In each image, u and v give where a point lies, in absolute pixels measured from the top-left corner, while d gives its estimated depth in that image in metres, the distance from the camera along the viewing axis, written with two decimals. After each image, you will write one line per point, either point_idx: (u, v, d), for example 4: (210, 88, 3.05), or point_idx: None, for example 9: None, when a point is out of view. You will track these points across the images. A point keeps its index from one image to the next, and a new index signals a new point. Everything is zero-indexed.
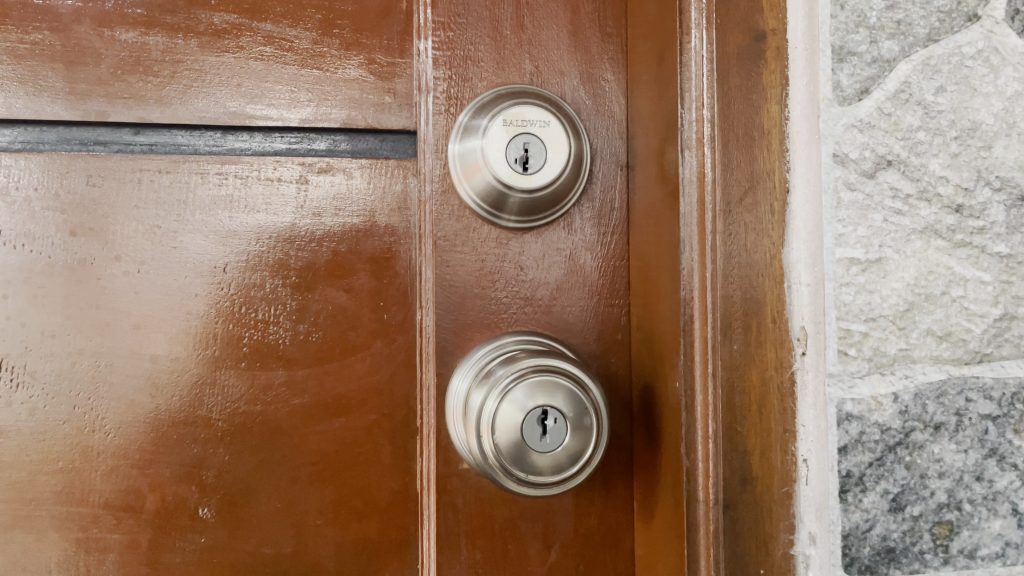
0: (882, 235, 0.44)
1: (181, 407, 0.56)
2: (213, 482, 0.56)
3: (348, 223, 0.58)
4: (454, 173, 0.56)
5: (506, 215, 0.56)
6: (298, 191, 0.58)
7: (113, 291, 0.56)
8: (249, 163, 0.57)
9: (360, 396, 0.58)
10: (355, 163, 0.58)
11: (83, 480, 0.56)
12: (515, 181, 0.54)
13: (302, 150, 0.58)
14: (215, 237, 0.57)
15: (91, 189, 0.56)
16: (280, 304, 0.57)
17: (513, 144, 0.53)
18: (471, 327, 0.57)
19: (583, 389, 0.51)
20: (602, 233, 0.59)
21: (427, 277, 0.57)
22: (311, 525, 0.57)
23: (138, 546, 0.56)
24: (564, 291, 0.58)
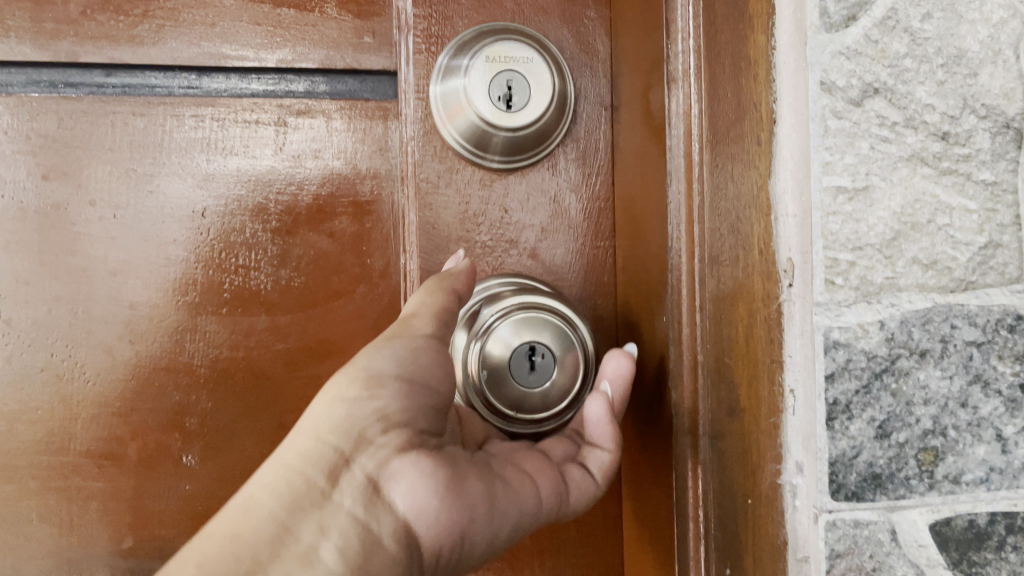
0: (869, 163, 0.44)
1: (162, 354, 0.55)
2: (197, 429, 0.56)
3: (329, 167, 0.57)
4: (436, 114, 0.55)
5: (490, 156, 0.55)
6: (277, 134, 0.57)
7: (89, 237, 0.55)
8: (225, 105, 0.56)
9: (345, 342, 0.58)
10: (335, 105, 0.57)
11: (64, 428, 0.55)
12: (497, 120, 0.53)
13: (280, 92, 0.57)
14: (192, 181, 0.56)
15: (63, 132, 0.54)
16: (261, 249, 0.56)
17: (495, 82, 0.53)
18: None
19: (568, 323, 0.51)
20: (587, 174, 0.59)
21: (411, 219, 0.56)
22: None
23: (121, 494, 0.55)
24: (549, 233, 0.58)
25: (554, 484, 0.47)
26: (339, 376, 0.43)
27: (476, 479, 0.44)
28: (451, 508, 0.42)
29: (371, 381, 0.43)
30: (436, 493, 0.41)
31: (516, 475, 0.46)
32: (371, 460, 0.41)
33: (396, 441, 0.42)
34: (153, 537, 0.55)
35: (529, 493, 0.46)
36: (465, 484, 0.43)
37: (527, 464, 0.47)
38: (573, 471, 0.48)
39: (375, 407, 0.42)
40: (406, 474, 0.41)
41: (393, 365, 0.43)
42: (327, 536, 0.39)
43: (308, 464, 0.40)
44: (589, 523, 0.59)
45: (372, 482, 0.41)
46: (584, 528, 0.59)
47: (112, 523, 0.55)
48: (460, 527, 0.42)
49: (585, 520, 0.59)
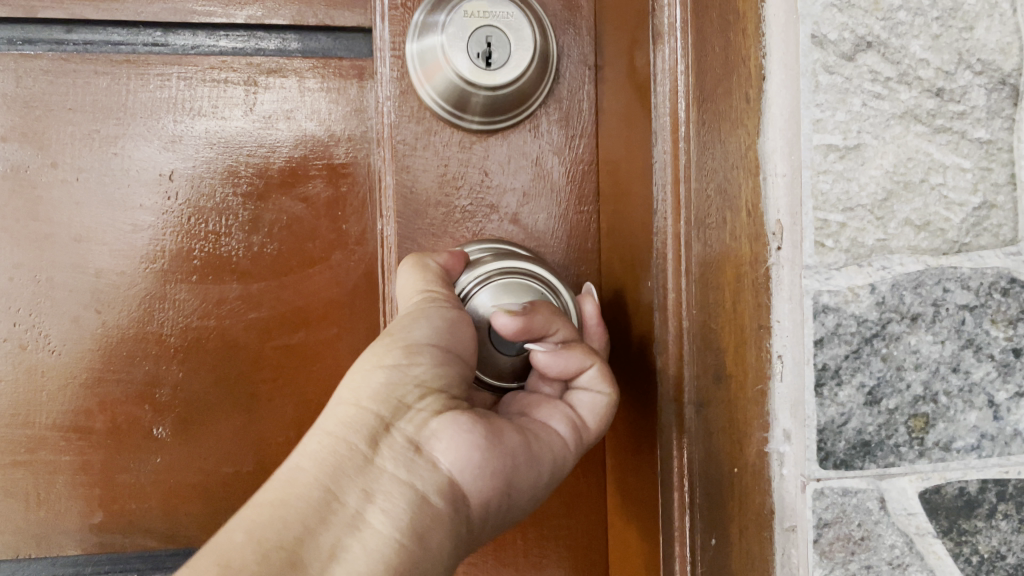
0: (860, 120, 0.42)
1: (130, 323, 0.53)
2: (168, 401, 0.54)
3: (302, 128, 0.55)
4: (413, 72, 0.53)
5: (470, 117, 0.53)
6: (247, 94, 0.54)
7: (51, 203, 0.52)
8: (193, 63, 0.54)
9: (320, 311, 0.56)
10: (307, 64, 0.55)
11: (29, 400, 0.53)
12: (476, 78, 0.51)
13: (250, 50, 0.55)
14: (158, 143, 0.53)
15: (22, 91, 0.52)
16: (232, 215, 0.54)
17: (473, 38, 0.50)
18: (433, 236, 0.55)
19: (547, 280, 0.50)
20: (570, 136, 0.57)
21: (388, 183, 0.54)
22: (273, 444, 0.55)
23: (90, 468, 0.54)
24: (531, 198, 0.56)
25: (568, 419, 0.47)
26: (375, 346, 0.43)
27: (510, 428, 0.44)
28: (494, 460, 0.42)
29: (409, 350, 0.43)
30: (477, 446, 0.42)
31: (535, 424, 0.47)
32: (411, 425, 0.41)
33: (434, 406, 0.42)
34: (125, 511, 0.54)
35: (551, 441, 0.46)
36: (501, 435, 0.43)
37: (539, 412, 0.48)
38: (579, 398, 0.48)
39: (414, 374, 0.42)
40: (446, 432, 0.41)
41: (428, 334, 0.43)
42: (376, 501, 0.39)
43: (350, 432, 0.40)
44: (572, 495, 0.58)
45: (413, 446, 0.41)
46: (566, 499, 0.58)
47: (81, 498, 0.54)
48: (501, 479, 0.42)
49: (567, 492, 0.57)
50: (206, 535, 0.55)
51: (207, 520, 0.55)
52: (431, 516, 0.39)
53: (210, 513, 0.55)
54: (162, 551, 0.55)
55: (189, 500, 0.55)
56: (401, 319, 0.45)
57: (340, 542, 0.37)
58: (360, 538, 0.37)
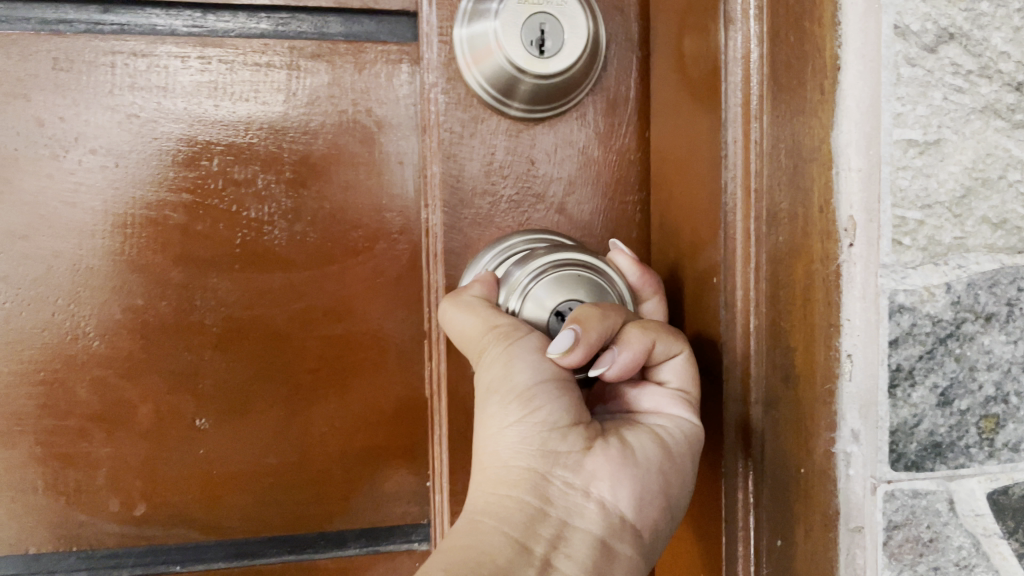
0: (941, 115, 0.41)
1: (172, 312, 0.52)
2: (210, 392, 0.53)
3: (344, 112, 0.53)
4: (461, 55, 0.51)
5: (515, 104, 0.52)
6: (292, 79, 0.52)
7: (86, 190, 0.51)
8: (234, 47, 0.51)
9: (361, 303, 0.54)
10: (350, 49, 0.53)
11: (63, 393, 0.51)
12: (524, 66, 0.49)
13: (291, 33, 0.52)
14: (200, 126, 0.52)
15: (59, 74, 0.50)
16: (273, 203, 0.53)
17: (525, 23, 0.48)
18: (480, 225, 0.53)
19: (585, 259, 0.48)
20: (617, 126, 0.55)
21: (435, 174, 0.53)
22: (316, 434, 0.54)
23: (132, 459, 0.52)
24: (577, 187, 0.55)
25: (672, 398, 0.46)
26: (491, 405, 0.43)
27: (649, 447, 0.44)
28: (652, 484, 0.43)
29: (525, 399, 0.42)
30: (631, 475, 0.42)
31: (657, 418, 0.46)
32: (566, 469, 0.42)
33: (579, 442, 0.43)
34: (166, 503, 0.53)
35: (681, 428, 0.46)
36: (645, 456, 0.43)
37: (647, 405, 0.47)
38: (665, 372, 0.47)
39: (544, 419, 0.42)
40: (603, 472, 0.42)
41: (533, 373, 0.42)
42: (561, 546, 0.40)
43: (512, 487, 0.41)
44: None
45: (571, 485, 0.42)
46: None
47: (122, 490, 0.52)
48: (660, 498, 0.43)
49: None
50: (248, 525, 0.54)
51: (247, 512, 0.54)
52: (608, 551, 0.41)
53: (252, 505, 0.54)
54: (203, 541, 0.54)
55: (232, 492, 0.54)
56: (491, 364, 0.43)
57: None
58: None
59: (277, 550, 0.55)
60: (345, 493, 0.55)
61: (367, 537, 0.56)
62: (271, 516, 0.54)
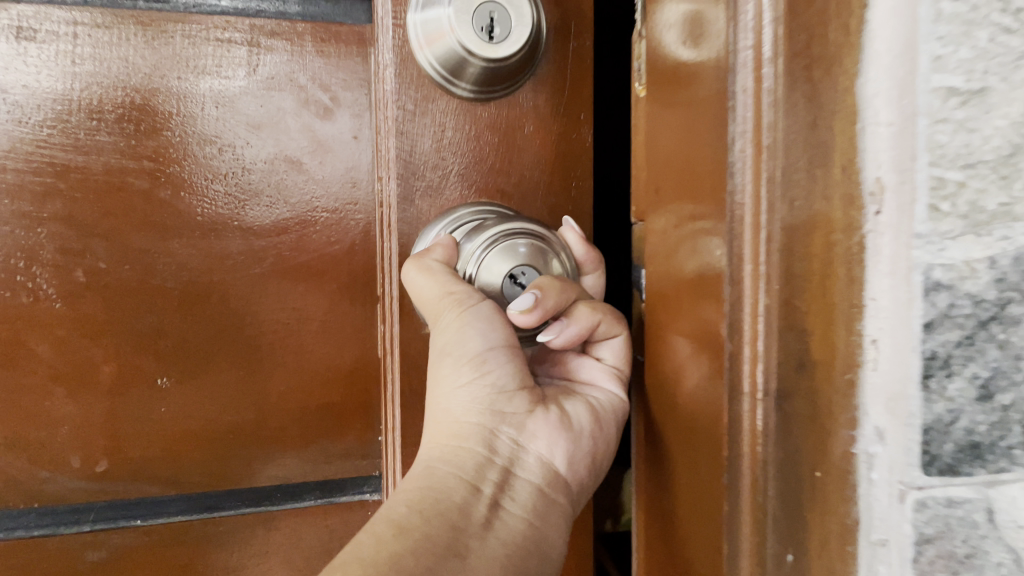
0: (987, 58, 0.35)
1: (131, 275, 0.51)
2: (170, 351, 0.52)
3: (301, 90, 0.52)
4: (413, 37, 0.48)
5: (462, 87, 0.48)
6: (249, 56, 0.51)
7: (43, 140, 0.49)
8: (197, 23, 0.50)
9: (320, 267, 0.54)
10: (306, 27, 0.51)
11: (19, 350, 0.50)
12: (471, 52, 0.46)
13: (250, 11, 0.51)
14: (145, 98, 0.50)
15: (22, 42, 0.48)
16: (234, 178, 0.52)
17: (472, 9, 0.45)
18: (434, 196, 0.50)
19: (536, 228, 0.47)
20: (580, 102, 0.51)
21: (390, 145, 0.49)
22: (273, 392, 0.54)
23: (94, 415, 0.52)
24: (534, 167, 0.51)
25: (608, 373, 0.51)
26: (445, 365, 0.45)
27: (581, 411, 0.48)
28: (585, 446, 0.47)
29: (477, 363, 0.45)
30: (567, 437, 0.47)
31: (594, 391, 0.50)
32: (511, 426, 0.46)
33: (523, 405, 0.46)
34: (129, 459, 0.53)
35: (615, 403, 0.50)
36: (579, 424, 0.48)
37: (583, 375, 0.51)
38: (606, 350, 0.50)
39: (492, 381, 0.45)
40: (542, 432, 0.46)
41: (484, 340, 0.45)
42: (507, 491, 0.44)
43: (463, 438, 0.45)
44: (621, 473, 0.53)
45: (514, 439, 0.46)
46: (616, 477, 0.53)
47: (83, 444, 0.52)
48: (596, 453, 0.48)
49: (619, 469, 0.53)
50: (210, 478, 0.54)
51: (210, 466, 0.54)
52: (548, 500, 0.45)
53: (210, 460, 0.54)
54: (168, 496, 0.54)
55: (193, 448, 0.54)
56: (443, 331, 0.45)
57: (487, 519, 0.42)
58: (503, 520, 0.42)
59: (235, 502, 0.55)
60: (306, 448, 0.56)
61: (322, 489, 0.57)
62: (230, 471, 0.54)
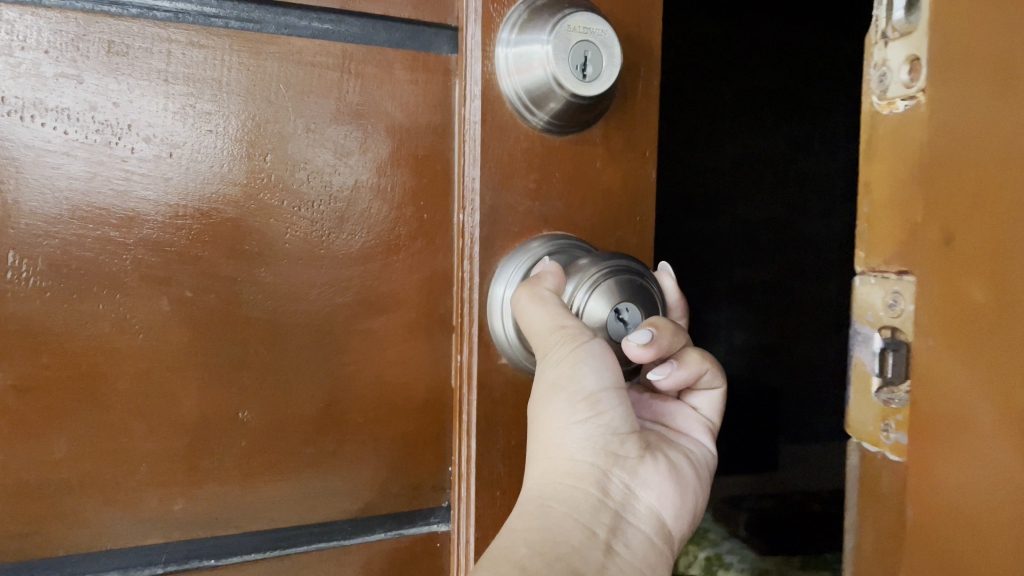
0: None
1: (218, 297, 0.45)
2: (253, 381, 0.46)
3: (391, 120, 0.49)
4: (503, 67, 0.49)
5: (541, 120, 0.50)
6: (340, 80, 0.47)
7: (127, 156, 0.43)
8: (296, 50, 0.46)
9: (403, 290, 0.50)
10: (398, 58, 0.48)
11: (90, 383, 0.43)
12: (563, 88, 0.47)
13: (339, 36, 0.47)
14: (254, 127, 0.45)
15: (115, 59, 0.42)
16: (323, 201, 0.47)
17: (569, 47, 0.46)
18: (503, 229, 0.50)
19: (632, 263, 0.48)
20: (630, 142, 0.54)
21: (475, 177, 0.49)
22: (354, 427, 0.49)
23: (175, 455, 0.45)
24: (593, 199, 0.53)
25: (700, 423, 0.53)
26: (556, 400, 0.43)
27: (684, 463, 0.49)
28: (689, 498, 0.47)
29: (591, 401, 0.43)
30: (674, 486, 0.47)
31: (688, 440, 0.52)
32: (623, 469, 0.45)
33: (634, 449, 0.46)
34: (203, 498, 0.46)
35: (705, 454, 0.52)
36: (683, 471, 0.48)
37: (677, 423, 0.53)
38: (699, 403, 0.54)
39: (606, 421, 0.44)
40: (652, 480, 0.46)
41: (598, 378, 0.43)
42: (620, 535, 0.43)
43: (577, 478, 0.43)
44: None
45: (626, 482, 0.45)
46: None
47: (160, 483, 0.45)
48: (696, 502, 0.48)
49: None
50: (286, 516, 0.48)
51: (296, 501, 0.48)
52: (654, 545, 0.44)
53: (284, 495, 0.48)
54: (243, 531, 0.47)
55: (271, 483, 0.47)
56: (554, 363, 0.43)
57: (605, 565, 0.41)
58: (618, 565, 0.42)
59: (307, 538, 0.49)
60: (388, 484, 0.51)
61: (393, 520, 0.51)
62: (305, 512, 0.49)
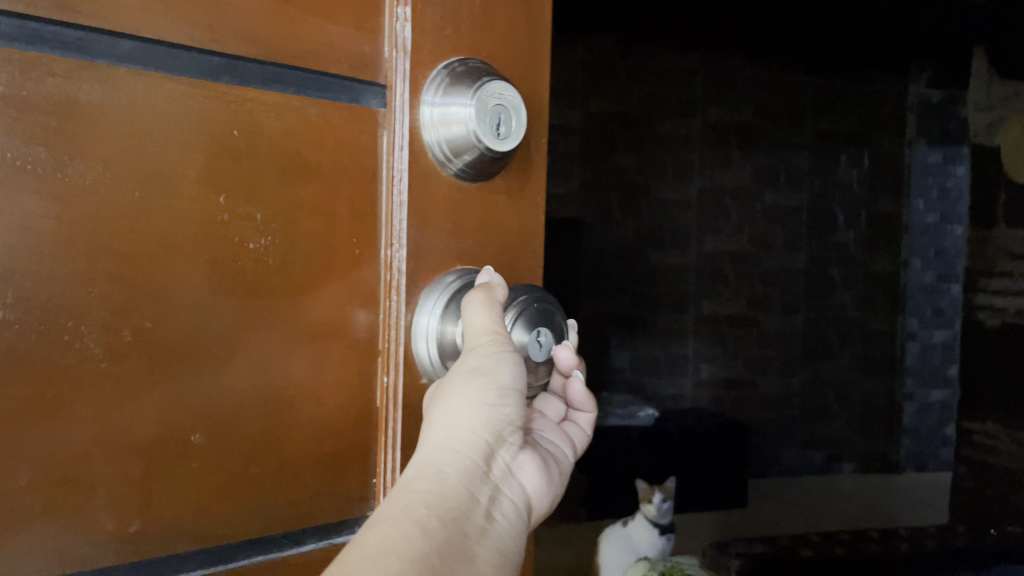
0: None
1: (177, 327, 0.47)
2: (204, 406, 0.48)
3: (330, 165, 0.53)
4: (427, 121, 0.56)
5: (454, 167, 0.57)
6: (289, 128, 0.51)
7: (93, 189, 0.44)
8: (248, 99, 0.49)
9: (338, 319, 0.54)
10: (336, 110, 0.53)
11: (49, 413, 0.43)
12: (480, 143, 0.55)
13: (286, 88, 0.51)
14: (209, 166, 0.48)
15: (86, 101, 0.43)
16: (267, 236, 0.50)
17: (488, 109, 0.54)
18: (424, 263, 0.57)
19: (543, 294, 0.58)
20: (522, 189, 0.63)
21: (402, 218, 0.56)
22: (294, 445, 0.53)
23: (130, 478, 0.46)
24: (492, 237, 0.62)
25: (570, 442, 0.64)
26: (473, 385, 0.51)
27: (555, 464, 0.59)
28: (552, 488, 0.57)
29: (501, 393, 0.52)
30: (544, 472, 0.56)
31: (556, 446, 0.62)
32: (507, 452, 0.54)
33: (518, 439, 0.55)
34: (158, 519, 0.47)
35: (568, 461, 0.62)
36: (552, 467, 0.58)
37: (551, 433, 0.63)
38: (570, 430, 0.65)
39: (505, 413, 0.53)
40: (528, 464, 0.55)
41: (512, 377, 0.52)
42: (498, 504, 0.51)
43: (473, 451, 0.51)
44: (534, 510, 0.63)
45: (508, 464, 0.54)
46: None
47: (118, 506, 0.46)
48: (557, 496, 0.58)
49: None
50: (232, 532, 0.50)
51: (239, 519, 0.50)
52: (521, 516, 0.53)
53: (232, 512, 0.50)
54: (187, 550, 0.49)
55: (221, 502, 0.50)
56: (480, 356, 0.52)
57: (484, 529, 0.49)
58: (493, 528, 0.50)
59: (247, 551, 0.51)
60: (323, 497, 0.54)
61: (323, 530, 0.55)
62: (247, 527, 0.51)
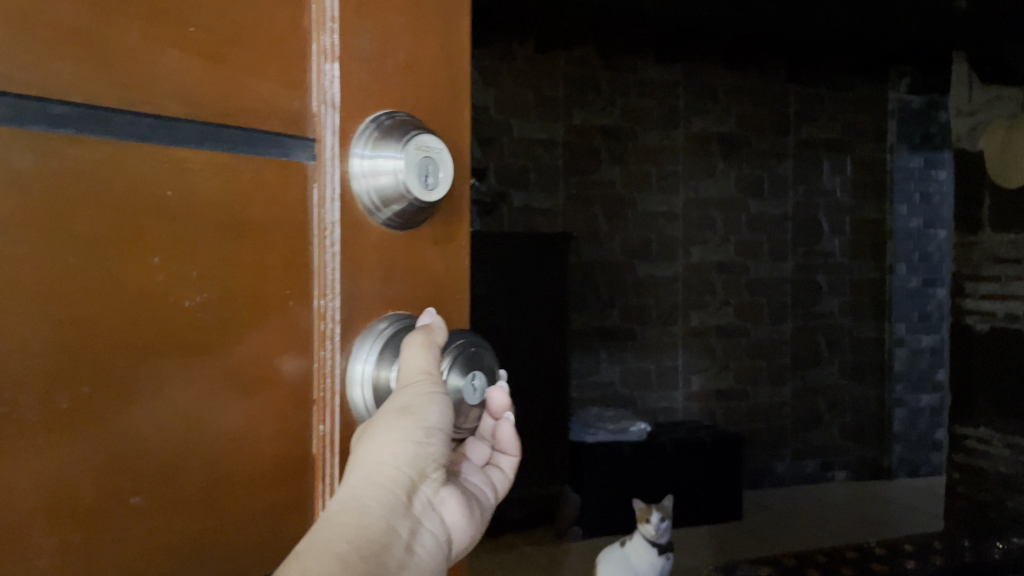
0: None
1: (114, 387, 0.45)
2: (146, 467, 0.46)
3: (264, 219, 0.52)
4: (356, 171, 0.56)
5: (383, 217, 0.58)
6: (223, 188, 0.50)
7: (27, 255, 0.41)
8: (182, 160, 0.48)
9: (273, 374, 0.54)
10: (268, 166, 0.52)
11: None
12: (409, 194, 0.56)
13: (220, 147, 0.49)
14: (142, 223, 0.46)
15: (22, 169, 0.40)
16: (200, 293, 0.49)
17: (416, 161, 0.56)
18: (357, 312, 0.58)
19: (476, 339, 0.58)
20: (445, 232, 0.65)
21: (335, 269, 0.56)
22: (233, 501, 0.51)
23: (71, 549, 0.43)
24: (418, 281, 0.63)
25: (492, 486, 0.64)
26: (403, 424, 0.51)
27: (475, 508, 0.59)
28: (470, 525, 0.57)
29: (428, 432, 0.52)
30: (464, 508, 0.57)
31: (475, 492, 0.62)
32: (428, 487, 0.54)
33: (439, 474, 0.55)
34: None
35: (488, 507, 0.62)
36: (471, 504, 0.58)
37: (472, 478, 0.63)
38: (493, 474, 0.65)
39: (430, 452, 0.53)
40: (448, 500, 0.56)
41: (440, 417, 0.52)
42: (415, 539, 0.51)
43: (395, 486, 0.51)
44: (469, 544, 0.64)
45: (428, 498, 0.54)
46: None
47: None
48: (475, 533, 0.58)
49: None
50: None
51: None
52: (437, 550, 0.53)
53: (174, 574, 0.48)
54: None
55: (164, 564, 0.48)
56: (410, 395, 0.52)
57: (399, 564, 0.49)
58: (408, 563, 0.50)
59: None
60: (261, 551, 0.53)
61: None
62: None
